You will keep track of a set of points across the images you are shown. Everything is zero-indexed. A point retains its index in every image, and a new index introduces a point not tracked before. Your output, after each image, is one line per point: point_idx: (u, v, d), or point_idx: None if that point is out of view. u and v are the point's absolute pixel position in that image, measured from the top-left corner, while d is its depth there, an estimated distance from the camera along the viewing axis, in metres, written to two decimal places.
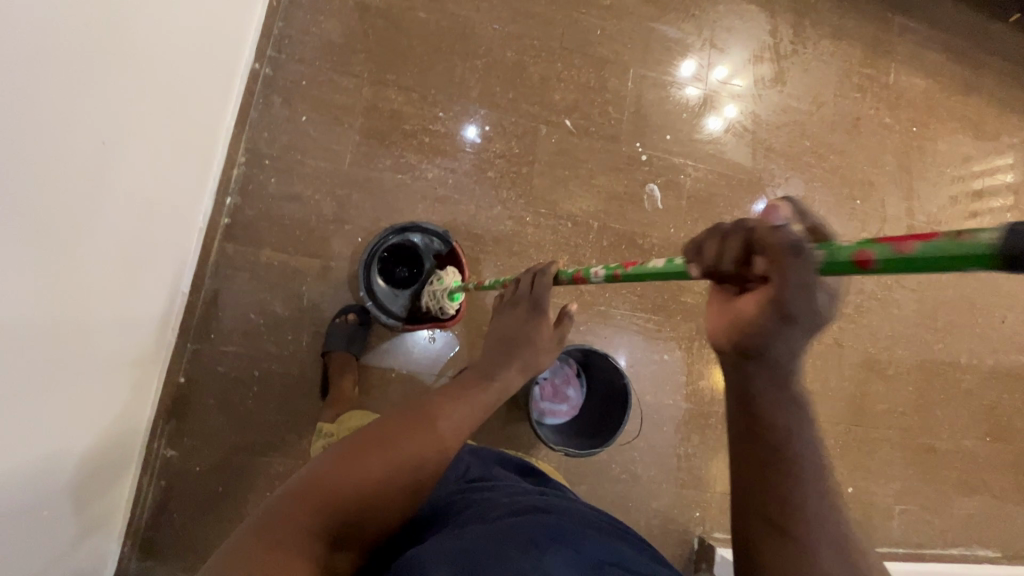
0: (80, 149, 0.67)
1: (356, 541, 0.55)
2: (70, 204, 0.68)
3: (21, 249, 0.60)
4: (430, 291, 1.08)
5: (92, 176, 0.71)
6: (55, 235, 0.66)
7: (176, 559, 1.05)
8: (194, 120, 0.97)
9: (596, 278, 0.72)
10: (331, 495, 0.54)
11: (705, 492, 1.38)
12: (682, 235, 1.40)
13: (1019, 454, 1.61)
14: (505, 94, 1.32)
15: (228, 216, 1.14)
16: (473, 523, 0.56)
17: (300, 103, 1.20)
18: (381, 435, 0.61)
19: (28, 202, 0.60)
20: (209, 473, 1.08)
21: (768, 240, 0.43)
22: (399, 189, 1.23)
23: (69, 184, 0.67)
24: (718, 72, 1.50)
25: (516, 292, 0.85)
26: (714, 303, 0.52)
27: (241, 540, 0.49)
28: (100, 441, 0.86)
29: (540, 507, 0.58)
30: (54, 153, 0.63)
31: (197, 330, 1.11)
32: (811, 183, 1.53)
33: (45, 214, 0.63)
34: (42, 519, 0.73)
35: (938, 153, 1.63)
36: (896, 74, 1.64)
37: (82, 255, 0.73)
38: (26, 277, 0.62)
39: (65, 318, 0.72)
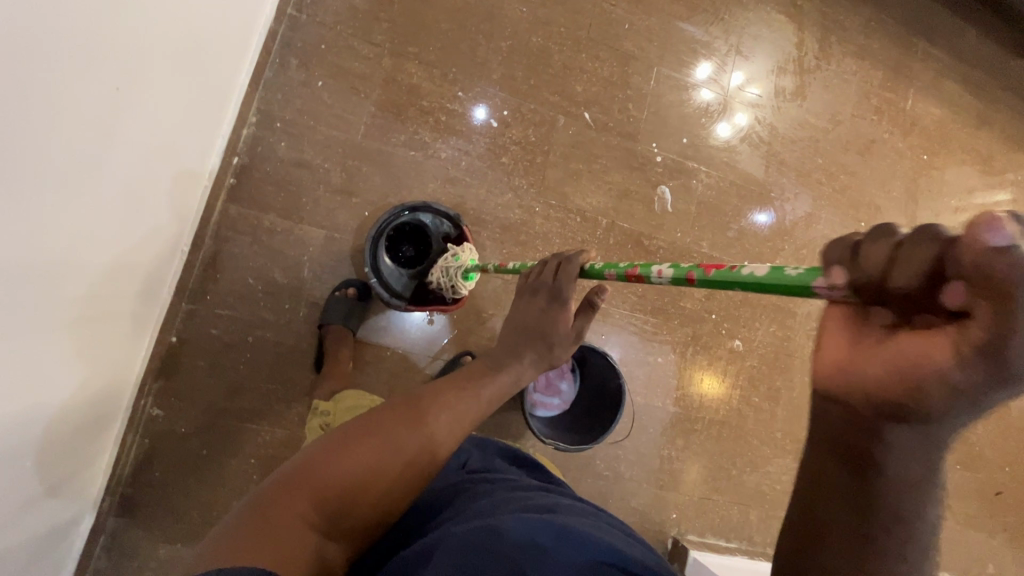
0: (88, 97, 0.64)
1: (349, 533, 0.55)
2: (74, 154, 0.65)
3: (22, 195, 0.58)
4: (443, 268, 1.06)
5: (99, 127, 0.68)
6: (56, 184, 0.63)
7: (156, 518, 1.04)
8: (208, 75, 0.95)
9: (659, 279, 0.63)
10: (322, 487, 0.53)
11: (683, 495, 1.40)
12: (688, 240, 1.40)
13: (986, 484, 1.65)
14: (526, 79, 1.30)
15: (233, 176, 1.11)
16: (477, 514, 0.56)
17: (318, 68, 1.16)
18: (374, 425, 0.60)
19: (32, 146, 0.57)
20: (195, 435, 1.07)
21: (990, 268, 0.33)
22: (410, 166, 1.20)
23: (75, 133, 0.64)
24: (735, 78, 1.48)
25: (540, 279, 0.78)
26: (860, 333, 0.43)
27: (235, 524, 0.49)
28: (86, 398, 0.85)
29: (543, 502, 0.59)
30: (60, 99, 0.60)
31: (194, 290, 1.08)
32: (820, 201, 1.54)
33: (47, 161, 0.61)
34: (22, 470, 0.72)
35: (945, 183, 1.64)
36: (913, 100, 1.64)
37: (83, 206, 0.71)
38: (24, 223, 0.60)
39: (59, 271, 0.69)
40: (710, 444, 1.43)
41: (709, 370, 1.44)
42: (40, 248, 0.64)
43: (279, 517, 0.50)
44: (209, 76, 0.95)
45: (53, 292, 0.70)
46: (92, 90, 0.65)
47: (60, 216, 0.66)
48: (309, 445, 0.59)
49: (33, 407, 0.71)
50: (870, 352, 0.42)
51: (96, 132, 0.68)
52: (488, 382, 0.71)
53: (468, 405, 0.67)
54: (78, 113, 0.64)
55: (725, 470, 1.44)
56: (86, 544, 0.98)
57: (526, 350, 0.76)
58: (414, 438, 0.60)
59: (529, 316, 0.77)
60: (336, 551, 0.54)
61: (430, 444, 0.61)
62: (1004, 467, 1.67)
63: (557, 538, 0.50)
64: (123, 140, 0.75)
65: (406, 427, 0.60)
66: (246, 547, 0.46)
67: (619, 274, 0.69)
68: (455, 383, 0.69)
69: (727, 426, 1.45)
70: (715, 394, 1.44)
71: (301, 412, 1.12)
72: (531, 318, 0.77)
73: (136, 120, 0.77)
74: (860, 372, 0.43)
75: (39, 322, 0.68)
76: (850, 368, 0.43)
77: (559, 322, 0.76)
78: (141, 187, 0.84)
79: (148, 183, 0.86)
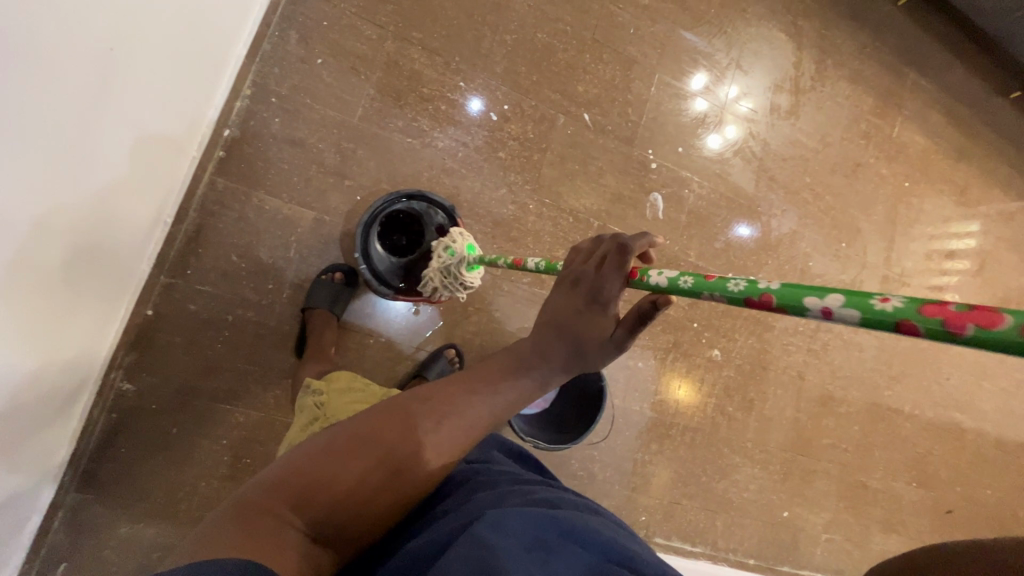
0: (74, 56, 0.61)
1: (341, 537, 0.54)
2: (55, 116, 0.62)
3: (13, 156, 0.58)
4: (443, 270, 1.03)
5: (83, 89, 0.65)
6: (34, 147, 0.60)
7: (120, 495, 1.01)
8: (205, 42, 0.92)
9: (847, 318, 0.43)
10: (315, 491, 0.53)
11: (653, 498, 1.42)
12: (676, 248, 1.42)
13: (944, 504, 1.70)
14: (529, 75, 1.29)
15: (223, 148, 1.08)
16: (485, 503, 0.58)
17: (318, 45, 1.13)
18: (373, 432, 0.58)
19: (25, 107, 0.57)
20: (166, 412, 1.04)
21: None
22: (406, 153, 1.19)
23: (55, 95, 0.61)
24: (729, 91, 1.50)
25: (582, 271, 0.68)
26: None
27: (219, 519, 0.48)
28: (54, 371, 0.82)
29: (547, 497, 0.61)
30: (44, 57, 0.56)
31: (174, 263, 1.05)
32: (804, 220, 1.57)
33: (24, 123, 0.57)
34: None
35: (922, 210, 1.70)
36: (900, 128, 1.69)
37: (72, 169, 0.70)
38: (12, 185, 0.59)
39: (31, 236, 0.66)
40: (683, 450, 1.46)
41: (686, 378, 1.47)
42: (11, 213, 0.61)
43: (272, 519, 0.49)
44: (202, 43, 0.91)
45: (23, 259, 0.66)
46: (77, 51, 0.61)
47: (35, 181, 0.63)
48: (302, 445, 0.58)
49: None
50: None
51: (80, 96, 0.65)
52: (508, 387, 0.66)
53: (476, 414, 0.64)
54: (61, 75, 0.60)
55: (695, 476, 1.46)
56: (44, 519, 0.94)
57: (557, 354, 0.68)
58: (414, 447, 0.59)
59: (566, 315, 0.68)
60: (329, 553, 0.53)
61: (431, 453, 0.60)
62: (959, 488, 1.72)
63: (565, 536, 0.52)
64: (109, 107, 0.72)
65: (407, 435, 0.59)
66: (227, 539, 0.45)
67: (738, 295, 0.53)
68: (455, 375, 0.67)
69: (700, 433, 1.47)
70: (691, 401, 1.47)
71: (278, 395, 1.10)
72: (567, 317, 0.68)
73: (124, 86, 0.74)
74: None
75: (10, 286, 0.66)
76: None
77: (597, 325, 0.67)
78: (127, 155, 0.81)
79: (135, 151, 0.83)
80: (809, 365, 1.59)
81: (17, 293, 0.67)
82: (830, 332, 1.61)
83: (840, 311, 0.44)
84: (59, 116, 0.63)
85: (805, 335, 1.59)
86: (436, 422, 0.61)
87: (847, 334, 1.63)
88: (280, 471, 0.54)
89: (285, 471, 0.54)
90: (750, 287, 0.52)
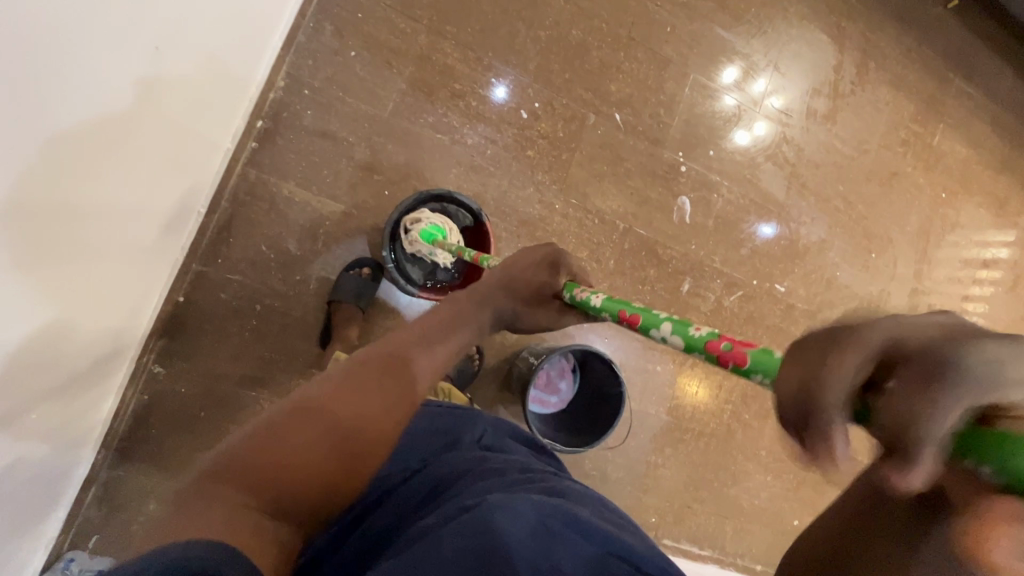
0: (114, 35, 0.62)
1: (301, 513, 0.54)
2: (98, 92, 0.63)
3: (54, 127, 0.59)
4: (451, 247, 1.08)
5: (121, 70, 0.66)
6: (67, 124, 0.60)
7: (149, 473, 1.05)
8: (244, 36, 0.94)
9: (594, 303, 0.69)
10: (267, 469, 0.53)
11: (665, 502, 1.43)
12: (702, 253, 1.40)
13: None
14: (561, 73, 1.27)
15: (256, 140, 1.09)
16: (488, 489, 0.59)
17: (352, 37, 1.13)
18: (321, 402, 0.61)
19: (70, 82, 0.58)
20: (194, 396, 1.07)
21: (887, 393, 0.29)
22: (435, 149, 1.18)
23: (97, 72, 0.62)
24: (757, 86, 1.45)
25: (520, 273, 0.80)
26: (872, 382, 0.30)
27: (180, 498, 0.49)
28: (85, 348, 0.83)
29: (552, 487, 0.62)
30: (86, 29, 0.58)
31: (205, 251, 1.07)
32: (834, 228, 1.53)
33: (47, 101, 0.56)
34: (28, 405, 0.73)
35: (958, 222, 1.65)
36: (941, 137, 1.63)
37: (114, 150, 0.71)
38: (51, 157, 0.60)
39: (62, 218, 0.66)
40: (697, 455, 1.46)
41: (703, 382, 1.46)
42: (39, 186, 0.60)
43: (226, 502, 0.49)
44: (237, 26, 0.90)
45: (56, 235, 0.66)
46: (103, 27, 0.60)
47: (65, 160, 0.63)
48: (251, 424, 0.58)
49: (21, 359, 0.68)
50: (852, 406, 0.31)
51: (107, 74, 0.64)
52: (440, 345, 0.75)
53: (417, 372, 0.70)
54: (86, 53, 0.59)
55: (706, 481, 1.46)
56: (78, 493, 0.98)
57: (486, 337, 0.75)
58: (365, 406, 0.62)
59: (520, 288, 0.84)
60: (292, 533, 0.53)
61: (382, 409, 0.64)
62: None
63: (569, 526, 0.53)
64: (141, 89, 0.71)
65: (358, 396, 0.63)
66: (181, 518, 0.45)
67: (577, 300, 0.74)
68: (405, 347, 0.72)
69: (714, 439, 1.47)
70: (707, 406, 1.46)
71: (301, 384, 1.13)
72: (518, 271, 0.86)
73: (155, 67, 0.73)
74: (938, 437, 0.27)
75: (47, 262, 0.67)
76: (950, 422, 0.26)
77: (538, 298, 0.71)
78: (160, 139, 0.81)
79: (167, 134, 0.83)
80: None
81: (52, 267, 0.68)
82: None
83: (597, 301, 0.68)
84: (87, 93, 0.61)
85: None
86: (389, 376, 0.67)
87: None
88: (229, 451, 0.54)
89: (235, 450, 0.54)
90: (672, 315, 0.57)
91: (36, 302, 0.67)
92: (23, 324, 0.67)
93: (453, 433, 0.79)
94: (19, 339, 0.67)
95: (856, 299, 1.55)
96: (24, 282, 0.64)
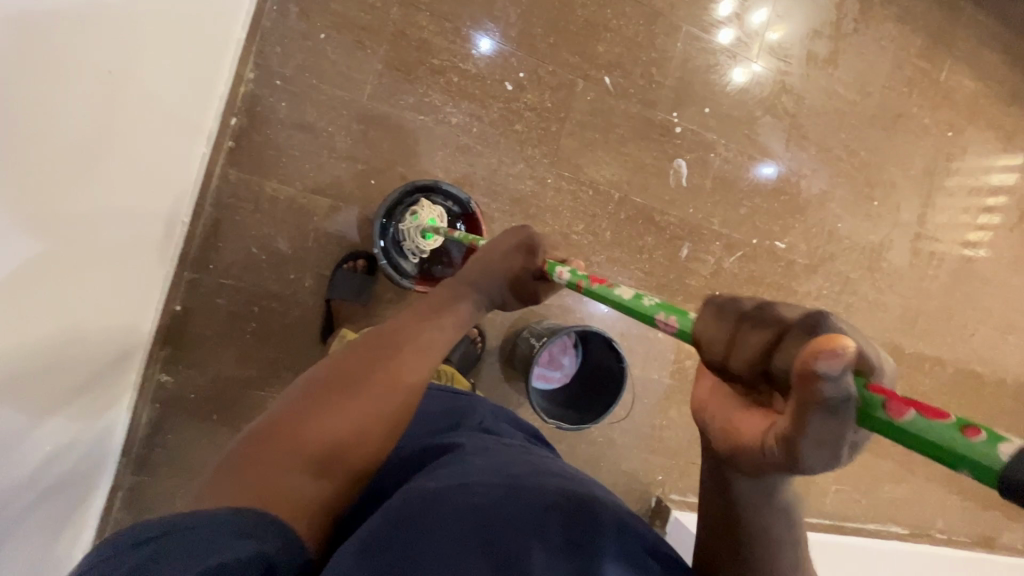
0: (76, 62, 0.59)
1: (340, 469, 0.61)
2: (67, 122, 0.60)
3: (25, 168, 0.56)
4: (408, 231, 1.04)
5: (88, 97, 0.63)
6: (39, 163, 0.58)
7: (171, 477, 1.08)
8: (206, 33, 0.87)
9: (562, 279, 0.73)
10: (300, 434, 0.60)
11: (671, 460, 1.47)
12: (700, 216, 1.37)
13: None
14: (545, 37, 1.20)
15: (232, 138, 1.05)
16: (493, 468, 0.62)
17: (320, 18, 1.06)
18: (336, 370, 0.68)
19: (39, 122, 0.56)
20: (204, 400, 1.09)
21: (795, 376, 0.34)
22: (419, 132, 1.14)
23: (63, 104, 0.59)
24: (754, 23, 1.37)
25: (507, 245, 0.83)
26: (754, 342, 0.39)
27: (230, 466, 0.57)
28: (91, 358, 0.83)
29: (554, 469, 0.65)
30: (44, 63, 0.54)
31: (196, 258, 1.06)
32: (836, 178, 1.49)
33: (17, 143, 0.53)
34: (46, 433, 0.74)
35: (965, 160, 1.60)
36: (949, 71, 1.55)
37: (90, 177, 0.68)
38: (27, 199, 0.58)
39: (47, 246, 0.64)
40: None
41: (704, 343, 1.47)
42: (22, 230, 0.58)
43: (268, 468, 0.56)
44: (201, 10, 0.84)
45: (44, 273, 0.65)
46: (62, 32, 0.56)
47: (43, 198, 0.60)
48: (285, 397, 0.66)
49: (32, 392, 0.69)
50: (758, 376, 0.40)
51: (73, 103, 0.60)
52: (448, 314, 0.77)
53: (432, 340, 0.74)
54: (50, 55, 0.55)
55: None
56: (105, 501, 1.02)
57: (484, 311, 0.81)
58: (382, 369, 0.69)
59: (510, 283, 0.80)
60: (329, 494, 0.59)
61: (396, 378, 0.68)
62: None
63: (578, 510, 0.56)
64: (109, 106, 0.67)
65: (367, 363, 0.69)
66: (231, 487, 0.54)
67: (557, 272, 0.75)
68: (421, 316, 0.76)
69: None
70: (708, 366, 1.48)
71: None
72: (496, 258, 0.82)
73: (121, 84, 0.69)
74: (817, 363, 0.33)
75: (42, 298, 0.66)
76: (830, 380, 0.33)
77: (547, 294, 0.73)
78: (137, 152, 0.78)
79: (143, 144, 0.79)
80: None
81: (47, 303, 0.67)
82: (855, 293, 1.53)
83: (564, 276, 0.73)
84: (56, 127, 0.59)
85: (829, 298, 1.50)
86: (401, 346, 0.72)
87: (873, 294, 1.54)
88: (267, 422, 0.62)
89: (272, 421, 0.62)
90: (630, 295, 0.61)
91: (38, 337, 0.67)
92: (29, 356, 0.66)
93: (455, 415, 0.79)
94: (28, 373, 0.67)
95: (858, 249, 1.52)
96: (26, 306, 0.63)
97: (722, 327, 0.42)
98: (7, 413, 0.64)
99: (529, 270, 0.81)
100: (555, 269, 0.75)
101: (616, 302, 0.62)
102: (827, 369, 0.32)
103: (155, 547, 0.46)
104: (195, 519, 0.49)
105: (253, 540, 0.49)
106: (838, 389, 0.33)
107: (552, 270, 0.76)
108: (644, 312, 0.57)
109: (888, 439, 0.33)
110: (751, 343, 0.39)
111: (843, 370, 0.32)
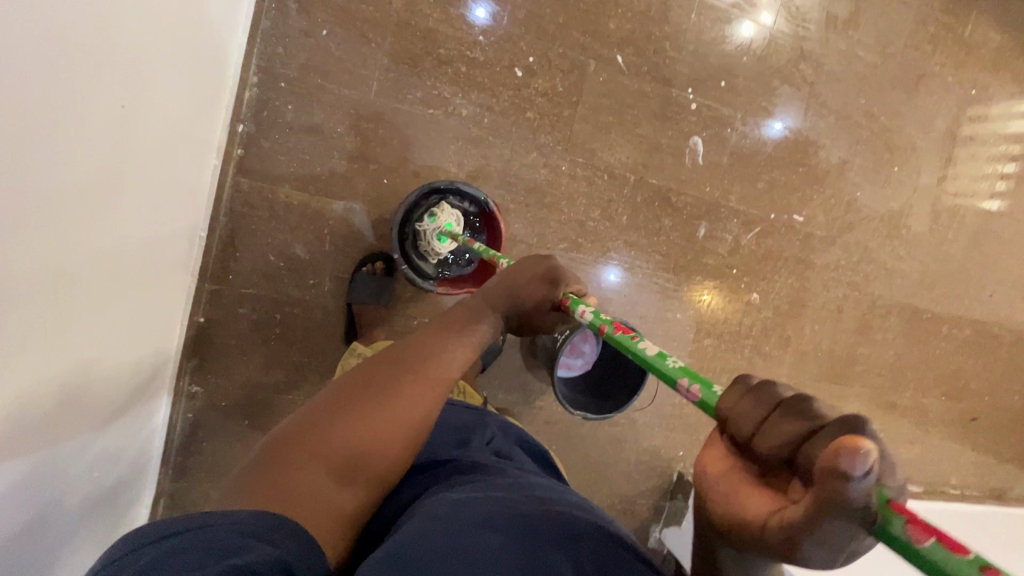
0: (88, 105, 0.57)
1: (360, 476, 0.59)
2: (84, 166, 0.59)
3: (53, 221, 0.56)
4: (426, 235, 1.03)
5: (101, 136, 0.61)
6: (63, 211, 0.57)
7: (208, 483, 1.11)
8: (208, 47, 0.85)
9: (583, 318, 0.73)
10: (324, 441, 0.58)
11: (692, 436, 1.49)
12: (717, 194, 1.35)
13: (996, 420, 1.66)
14: (555, 17, 1.16)
15: (240, 146, 1.03)
16: (517, 485, 0.62)
17: (320, 13, 1.03)
18: (362, 379, 0.66)
19: (59, 172, 0.55)
20: (234, 408, 1.11)
21: (819, 469, 0.35)
22: (429, 126, 1.11)
23: (79, 150, 0.58)
24: None
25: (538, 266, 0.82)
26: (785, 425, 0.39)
27: (254, 469, 0.55)
28: (127, 380, 0.84)
29: (569, 492, 0.65)
30: (60, 114, 0.53)
31: (215, 270, 1.05)
32: (856, 146, 1.45)
33: (42, 199, 0.53)
34: (90, 460, 0.76)
35: (988, 118, 1.55)
36: (974, 26, 1.48)
37: (108, 215, 0.68)
38: (55, 249, 0.58)
39: (75, 288, 0.64)
40: None
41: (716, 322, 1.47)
42: (52, 280, 0.58)
43: (292, 472, 0.55)
44: (202, 25, 0.81)
45: (75, 313, 0.65)
46: (73, 79, 0.54)
47: (68, 245, 0.60)
48: (310, 402, 0.65)
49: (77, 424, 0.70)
50: (782, 463, 0.40)
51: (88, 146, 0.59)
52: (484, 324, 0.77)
53: (455, 353, 0.72)
54: (65, 98, 0.53)
55: None
56: (149, 509, 1.05)
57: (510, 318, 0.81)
58: (406, 379, 0.66)
59: (536, 291, 0.80)
60: (353, 500, 0.58)
61: (419, 390, 0.66)
62: (1015, 398, 1.68)
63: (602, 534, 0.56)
64: (122, 141, 0.66)
65: (392, 373, 0.67)
66: (256, 489, 0.52)
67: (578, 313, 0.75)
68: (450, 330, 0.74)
69: None
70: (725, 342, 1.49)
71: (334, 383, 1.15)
72: (522, 279, 0.81)
73: (131, 116, 0.67)
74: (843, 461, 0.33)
75: (77, 336, 0.67)
76: (852, 480, 0.33)
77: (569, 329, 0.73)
78: (151, 179, 0.77)
79: (157, 168, 0.78)
80: (850, 297, 1.49)
81: (81, 339, 0.68)
82: (873, 262, 1.51)
83: (586, 316, 0.73)
84: (75, 174, 0.58)
85: (848, 268, 1.49)
86: (426, 358, 0.70)
87: (892, 262, 1.52)
88: (291, 425, 0.61)
89: (297, 425, 0.60)
90: (652, 353, 0.61)
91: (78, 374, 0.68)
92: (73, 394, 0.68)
93: (464, 433, 0.78)
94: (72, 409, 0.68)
95: (877, 217, 1.49)
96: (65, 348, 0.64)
97: (755, 408, 0.42)
98: (58, 447, 0.67)
99: (550, 302, 0.81)
100: (579, 308, 0.75)
101: (637, 355, 0.63)
102: (851, 469, 0.33)
103: (189, 538, 0.44)
104: (218, 516, 0.47)
105: (272, 544, 0.46)
106: (856, 492, 0.33)
107: (573, 308, 0.76)
108: (667, 374, 0.57)
109: (907, 559, 0.34)
110: (784, 430, 0.39)
111: (868, 474, 0.33)
